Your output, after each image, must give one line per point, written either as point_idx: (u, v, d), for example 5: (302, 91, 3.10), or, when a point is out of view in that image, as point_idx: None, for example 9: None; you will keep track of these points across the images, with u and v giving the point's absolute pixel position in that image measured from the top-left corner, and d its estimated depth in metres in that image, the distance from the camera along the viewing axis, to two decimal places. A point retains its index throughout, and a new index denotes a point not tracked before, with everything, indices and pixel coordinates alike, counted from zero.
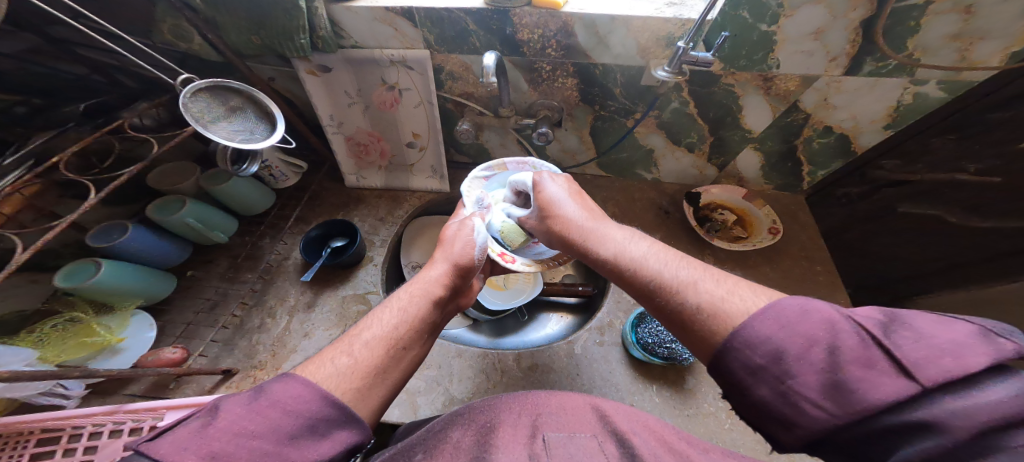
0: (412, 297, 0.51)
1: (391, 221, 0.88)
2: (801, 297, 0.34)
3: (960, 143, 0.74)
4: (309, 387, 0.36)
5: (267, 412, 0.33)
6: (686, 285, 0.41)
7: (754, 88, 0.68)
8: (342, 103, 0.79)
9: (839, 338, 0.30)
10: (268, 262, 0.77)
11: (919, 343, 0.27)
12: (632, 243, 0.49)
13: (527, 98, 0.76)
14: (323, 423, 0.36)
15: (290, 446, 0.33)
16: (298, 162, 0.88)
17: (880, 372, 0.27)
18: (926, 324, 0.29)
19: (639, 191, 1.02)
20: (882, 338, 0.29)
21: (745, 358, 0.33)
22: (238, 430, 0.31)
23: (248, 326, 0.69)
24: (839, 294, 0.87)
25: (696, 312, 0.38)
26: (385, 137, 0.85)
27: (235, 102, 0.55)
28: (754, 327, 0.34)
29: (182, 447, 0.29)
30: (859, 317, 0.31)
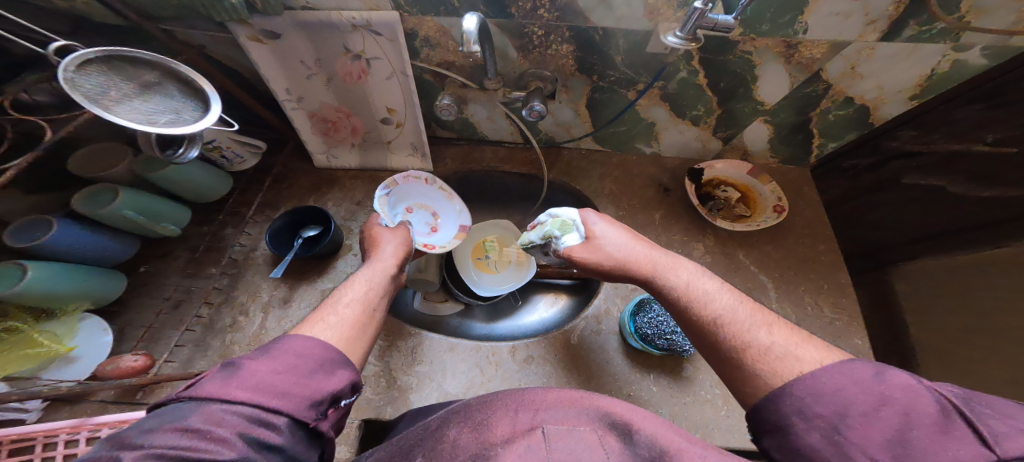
0: (373, 271, 0.54)
1: (369, 205, 0.82)
2: (880, 363, 0.36)
3: (987, 113, 0.69)
4: (313, 340, 0.39)
5: (282, 356, 0.35)
6: (751, 329, 0.44)
7: (774, 56, 0.60)
8: (299, 75, 0.68)
9: (914, 400, 0.31)
10: (230, 256, 0.72)
11: (1008, 419, 0.28)
12: (702, 279, 0.52)
13: (516, 67, 0.67)
14: (331, 362, 0.38)
15: (312, 378, 0.35)
16: (255, 142, 0.79)
17: (958, 438, 0.28)
18: (1023, 409, 0.29)
19: (637, 166, 0.95)
20: (971, 408, 0.29)
21: (804, 405, 0.35)
22: (266, 369, 0.33)
23: (218, 325, 0.66)
24: (840, 275, 0.85)
25: (768, 351, 0.41)
26: (356, 113, 0.75)
27: (150, 77, 0.47)
28: (822, 377, 0.36)
29: (216, 389, 0.30)
30: (952, 390, 0.32)
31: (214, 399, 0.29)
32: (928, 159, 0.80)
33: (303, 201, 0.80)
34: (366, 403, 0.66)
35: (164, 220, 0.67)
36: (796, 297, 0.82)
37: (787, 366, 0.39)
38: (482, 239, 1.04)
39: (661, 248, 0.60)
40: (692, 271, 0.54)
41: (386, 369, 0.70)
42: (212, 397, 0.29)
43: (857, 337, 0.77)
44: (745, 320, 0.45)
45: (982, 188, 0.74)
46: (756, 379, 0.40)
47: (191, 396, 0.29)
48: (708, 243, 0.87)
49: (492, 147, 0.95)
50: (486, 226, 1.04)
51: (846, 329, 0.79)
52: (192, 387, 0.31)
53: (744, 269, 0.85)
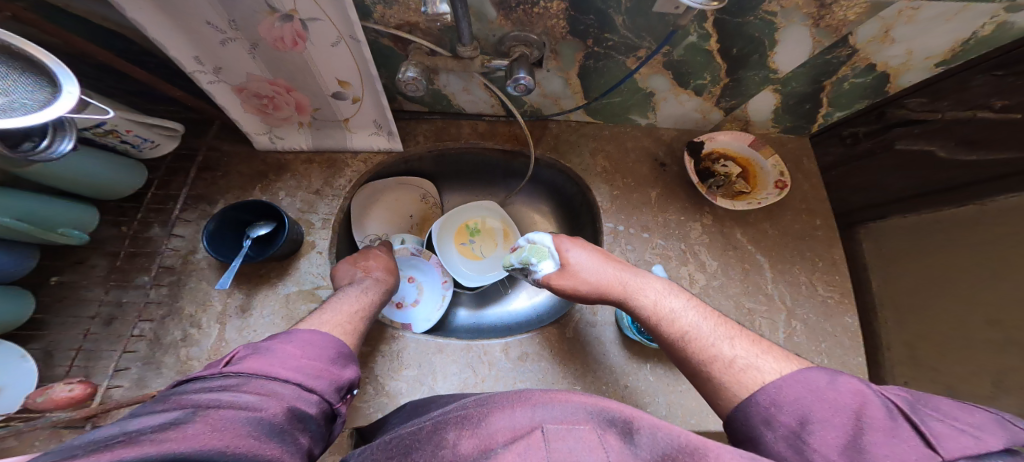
0: (365, 285, 0.64)
1: (330, 193, 0.73)
2: (832, 372, 0.39)
3: (1003, 81, 0.64)
4: (329, 335, 0.47)
5: (309, 344, 0.43)
6: (713, 342, 0.48)
7: (802, 18, 0.50)
8: (210, 40, 0.51)
9: (866, 405, 0.34)
10: (167, 261, 0.63)
11: (944, 422, 0.31)
12: (669, 297, 0.57)
13: (495, 29, 0.56)
14: (343, 357, 0.46)
15: (332, 367, 0.43)
16: (170, 124, 0.63)
17: (903, 439, 0.30)
18: (953, 410, 0.33)
19: (631, 139, 0.87)
20: (910, 411, 0.33)
21: (771, 414, 0.38)
22: (299, 354, 0.41)
23: (167, 339, 0.59)
24: (834, 251, 0.83)
25: (732, 364, 0.45)
26: (296, 87, 0.62)
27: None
28: (782, 389, 0.38)
29: (264, 361, 0.37)
30: (891, 394, 0.35)
31: (257, 373, 0.36)
32: (931, 126, 0.78)
33: (247, 191, 0.71)
34: (349, 411, 0.62)
35: (62, 226, 0.53)
36: (791, 277, 0.80)
37: (753, 376, 0.42)
38: (465, 222, 0.97)
39: (635, 268, 0.65)
40: (659, 290, 0.59)
41: (369, 377, 0.65)
42: (254, 370, 0.36)
43: (848, 315, 0.78)
44: (706, 335, 0.49)
45: (966, 152, 0.75)
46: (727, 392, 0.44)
47: (235, 370, 0.35)
48: (705, 223, 0.83)
49: (470, 121, 0.83)
50: (470, 207, 0.97)
51: (836, 307, 0.79)
52: (231, 363, 0.37)
53: (741, 248, 0.82)
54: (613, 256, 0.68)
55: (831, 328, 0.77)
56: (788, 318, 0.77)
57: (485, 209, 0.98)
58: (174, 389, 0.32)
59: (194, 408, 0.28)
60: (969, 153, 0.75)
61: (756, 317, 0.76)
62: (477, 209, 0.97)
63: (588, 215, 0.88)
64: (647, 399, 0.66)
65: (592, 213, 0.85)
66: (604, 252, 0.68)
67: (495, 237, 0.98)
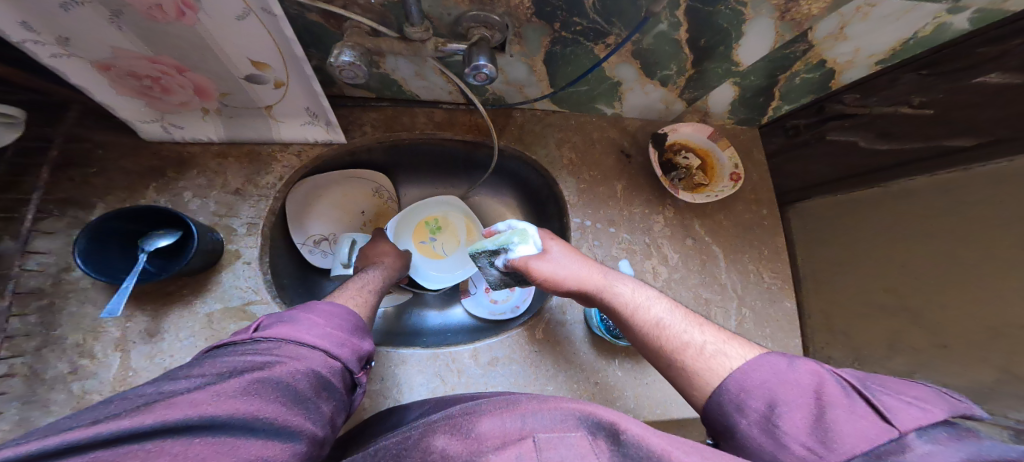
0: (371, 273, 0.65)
1: (250, 193, 0.63)
2: (791, 354, 0.39)
3: (925, 80, 0.70)
4: (348, 309, 0.50)
5: (331, 317, 0.46)
6: (678, 330, 0.48)
7: (770, 10, 0.49)
8: (47, 5, 0.37)
9: (825, 385, 0.35)
10: (38, 282, 0.50)
11: (891, 395, 0.33)
12: (641, 290, 0.56)
13: (452, 7, 0.48)
14: (361, 328, 0.49)
15: (354, 338, 0.47)
16: (5, 110, 0.46)
17: (861, 415, 0.31)
18: (896, 385, 0.35)
19: (597, 130, 0.85)
20: (861, 386, 0.34)
21: (741, 400, 0.38)
22: (322, 325, 0.44)
23: (48, 374, 0.48)
24: (779, 238, 0.89)
25: (696, 353, 0.44)
26: (191, 67, 0.50)
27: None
28: (751, 373, 0.39)
29: (291, 330, 0.41)
30: (843, 372, 0.36)
31: (288, 339, 0.39)
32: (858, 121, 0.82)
33: (136, 192, 0.58)
34: None
35: None
36: (742, 266, 0.85)
37: (721, 362, 0.42)
38: (424, 219, 0.90)
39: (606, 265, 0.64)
40: (631, 282, 0.58)
41: None
42: (286, 339, 0.39)
43: (787, 299, 0.84)
44: (672, 324, 0.49)
45: (882, 144, 0.79)
46: (702, 383, 0.42)
47: (266, 335, 0.39)
48: (667, 215, 0.84)
49: (426, 108, 0.75)
50: (430, 203, 0.90)
51: (778, 292, 0.84)
52: (260, 331, 0.40)
53: (698, 239, 0.84)
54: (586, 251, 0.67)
55: (774, 313, 0.82)
56: (739, 305, 0.81)
57: (445, 205, 0.91)
58: (212, 351, 0.36)
59: (227, 372, 0.32)
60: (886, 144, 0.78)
61: (712, 306, 0.80)
62: (437, 205, 0.91)
63: (555, 207, 0.85)
64: (617, 394, 0.66)
65: (562, 206, 0.82)
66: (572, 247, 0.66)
67: (455, 234, 0.92)
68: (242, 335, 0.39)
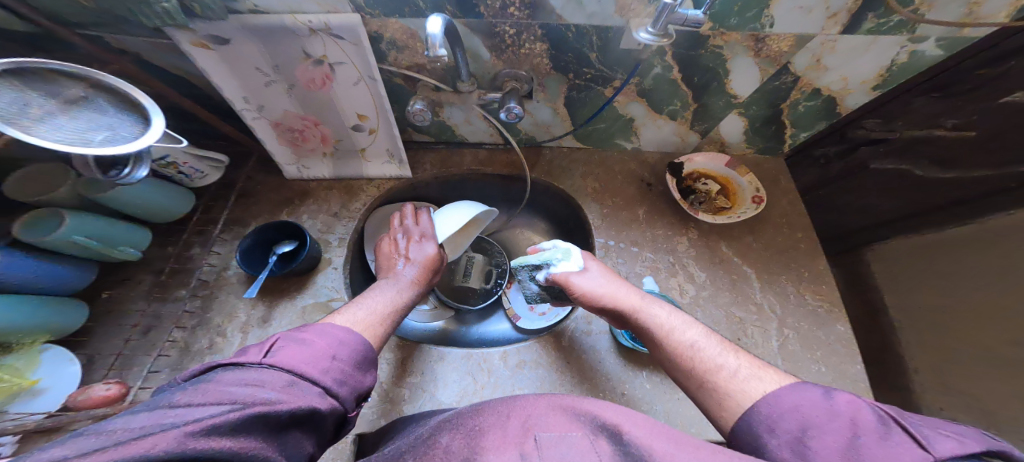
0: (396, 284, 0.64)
1: (347, 216, 0.79)
2: (830, 387, 0.38)
3: (942, 101, 0.72)
4: (360, 333, 0.46)
5: (342, 344, 0.43)
6: (710, 356, 0.48)
7: (744, 50, 0.62)
8: (256, 83, 0.62)
9: (859, 414, 0.33)
10: (202, 276, 0.68)
11: (931, 429, 0.30)
12: (673, 316, 0.57)
13: (490, 68, 0.66)
14: (370, 358, 0.46)
15: (359, 372, 0.43)
16: (217, 157, 0.71)
17: (895, 442, 0.29)
18: (937, 422, 0.32)
19: (619, 163, 0.95)
20: (900, 419, 0.32)
21: (772, 421, 0.37)
22: (330, 353, 0.40)
23: (195, 347, 0.63)
24: (819, 262, 0.85)
25: (726, 385, 0.44)
26: (323, 121, 0.72)
27: (76, 92, 0.43)
28: (785, 397, 0.38)
29: (297, 357, 0.37)
30: (882, 406, 0.34)
31: (292, 370, 0.35)
32: (894, 144, 0.84)
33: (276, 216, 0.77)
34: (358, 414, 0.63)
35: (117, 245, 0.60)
36: (779, 287, 0.82)
37: (753, 386, 0.42)
38: None
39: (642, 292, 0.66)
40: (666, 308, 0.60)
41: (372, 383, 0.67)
42: (292, 370, 0.35)
43: (839, 323, 0.77)
44: (708, 352, 0.49)
45: (943, 171, 0.80)
46: (729, 402, 0.43)
47: (274, 362, 0.35)
48: (692, 237, 0.87)
49: (472, 149, 0.92)
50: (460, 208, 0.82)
51: (826, 316, 0.79)
52: (271, 352, 0.37)
53: (726, 260, 0.85)
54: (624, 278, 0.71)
55: (824, 337, 0.76)
56: (780, 326, 0.77)
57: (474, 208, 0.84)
58: (212, 374, 0.33)
59: (231, 404, 0.28)
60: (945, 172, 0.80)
61: (748, 325, 0.78)
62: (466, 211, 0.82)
63: (581, 233, 0.94)
64: (646, 407, 0.66)
65: (586, 232, 0.91)
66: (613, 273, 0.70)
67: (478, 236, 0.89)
68: (246, 359, 0.35)
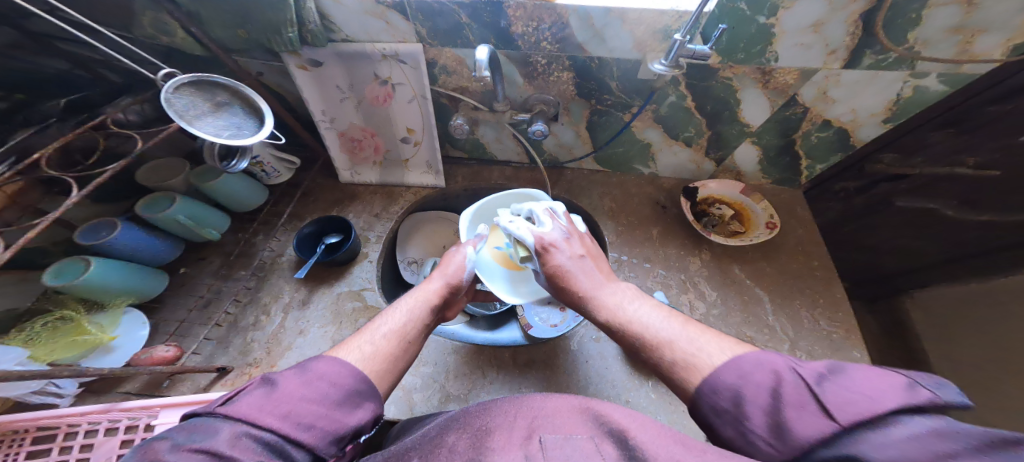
0: (414, 299, 0.54)
1: (386, 217, 0.87)
2: (758, 352, 0.38)
3: (958, 137, 0.72)
4: (345, 365, 0.42)
5: (318, 382, 0.39)
6: (665, 342, 0.44)
7: (752, 82, 0.69)
8: (334, 98, 0.78)
9: (786, 385, 0.34)
10: (261, 259, 0.77)
11: (847, 392, 0.31)
12: (630, 304, 0.50)
13: (522, 93, 0.76)
14: (360, 394, 0.41)
15: (340, 411, 0.39)
16: (291, 159, 0.86)
17: (807, 413, 0.31)
18: (863, 376, 0.32)
19: (635, 186, 1.00)
20: (816, 386, 0.33)
21: (712, 402, 0.37)
22: (300, 395, 0.37)
23: (242, 323, 0.70)
24: (835, 289, 0.84)
25: (672, 366, 0.42)
26: (379, 133, 0.85)
27: (222, 97, 0.54)
28: (720, 378, 0.38)
29: (254, 407, 0.34)
30: (805, 371, 0.35)
31: (242, 421, 0.33)
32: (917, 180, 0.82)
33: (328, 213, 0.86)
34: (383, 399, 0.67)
35: (207, 226, 0.73)
36: (792, 311, 0.81)
37: (701, 366, 0.40)
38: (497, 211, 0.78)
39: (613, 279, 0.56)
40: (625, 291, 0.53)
41: None
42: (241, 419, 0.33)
43: (856, 350, 0.75)
44: (663, 330, 0.45)
45: (975, 214, 0.80)
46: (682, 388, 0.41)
47: (226, 414, 0.33)
48: (704, 258, 0.89)
49: (499, 166, 1.00)
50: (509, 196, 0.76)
51: (843, 342, 0.76)
52: (231, 401, 0.35)
53: (740, 282, 0.85)
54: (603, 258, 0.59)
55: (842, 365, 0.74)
56: (792, 348, 0.76)
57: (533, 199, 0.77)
58: (171, 427, 0.32)
59: None
60: (978, 213, 0.80)
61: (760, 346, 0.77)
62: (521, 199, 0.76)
63: (598, 249, 0.98)
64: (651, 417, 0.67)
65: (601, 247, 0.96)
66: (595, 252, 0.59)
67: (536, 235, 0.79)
68: (204, 408, 0.34)
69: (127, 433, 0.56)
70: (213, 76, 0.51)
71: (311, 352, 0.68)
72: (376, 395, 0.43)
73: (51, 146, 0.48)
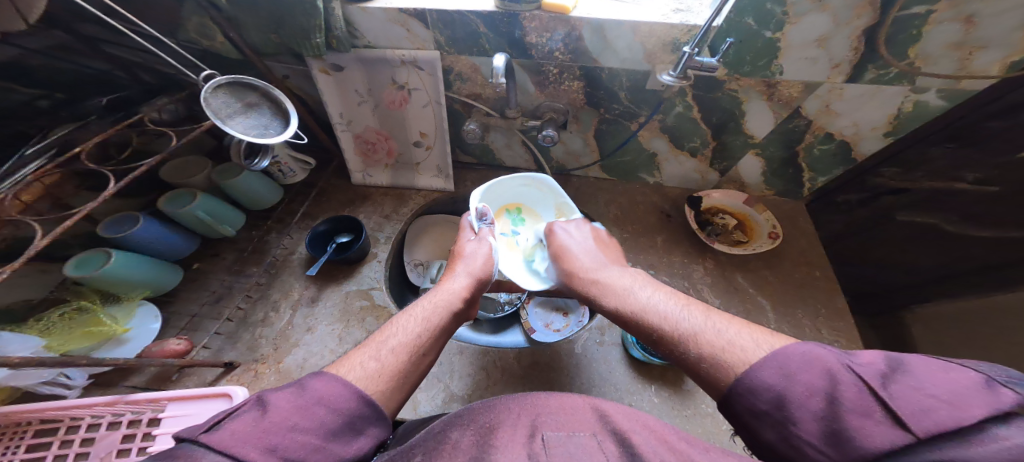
0: (434, 306, 0.55)
1: (396, 218, 0.89)
2: (805, 346, 0.36)
3: (958, 152, 0.72)
4: (346, 387, 0.39)
5: (314, 409, 0.36)
6: (690, 335, 0.44)
7: (758, 94, 0.71)
8: (352, 101, 0.81)
9: (840, 384, 0.32)
10: (273, 256, 0.79)
11: (915, 393, 0.29)
12: (638, 292, 0.54)
13: (534, 100, 0.78)
14: (360, 420, 0.39)
15: (334, 443, 0.36)
16: (306, 159, 0.88)
17: (876, 421, 0.29)
18: (930, 375, 0.29)
19: (641, 194, 1.01)
20: (880, 388, 0.30)
21: (750, 403, 0.36)
22: (292, 424, 0.34)
23: (251, 319, 0.71)
24: (836, 300, 0.84)
25: (701, 361, 0.42)
26: (392, 136, 0.87)
27: (252, 98, 0.56)
28: (757, 375, 0.37)
29: (241, 437, 0.31)
30: (861, 368, 0.33)
31: (227, 453, 0.29)
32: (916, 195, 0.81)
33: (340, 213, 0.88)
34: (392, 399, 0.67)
35: (223, 223, 0.75)
36: (794, 320, 0.81)
37: (739, 357, 0.39)
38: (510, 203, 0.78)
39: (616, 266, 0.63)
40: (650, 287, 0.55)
41: None
42: (224, 451, 0.29)
43: None
44: (685, 324, 0.46)
45: (980, 229, 0.76)
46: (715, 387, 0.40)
47: (210, 443, 0.29)
48: (708, 266, 0.89)
49: (508, 172, 1.01)
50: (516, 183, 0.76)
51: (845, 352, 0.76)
52: (219, 425, 0.31)
53: (742, 290, 0.85)
54: (607, 249, 0.68)
55: None
56: None
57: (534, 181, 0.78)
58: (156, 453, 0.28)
59: None
60: (981, 229, 0.76)
61: None
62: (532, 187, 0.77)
63: None
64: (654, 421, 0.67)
65: None
66: (605, 241, 0.70)
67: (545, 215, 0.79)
68: (188, 433, 0.30)
69: (130, 427, 0.55)
70: (249, 78, 0.54)
71: (318, 349, 0.68)
72: (377, 420, 0.40)
73: (93, 141, 0.51)
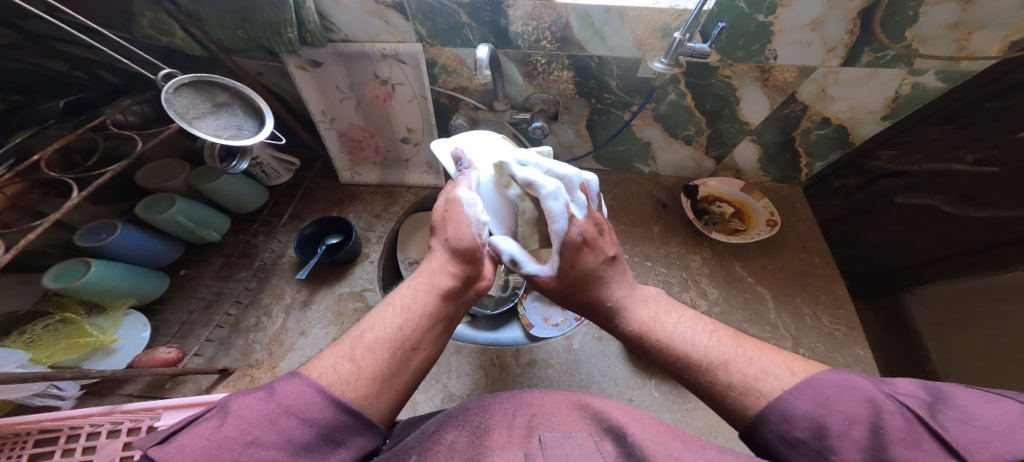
0: (415, 290, 0.48)
1: (386, 217, 0.88)
2: (840, 374, 0.36)
3: (957, 133, 0.70)
4: (319, 393, 0.36)
5: (277, 419, 0.33)
6: (718, 363, 0.40)
7: (752, 80, 0.69)
8: (334, 98, 0.79)
9: (882, 416, 0.32)
10: (262, 260, 0.78)
11: (958, 421, 0.29)
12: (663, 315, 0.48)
13: (523, 91, 0.76)
14: (336, 429, 0.36)
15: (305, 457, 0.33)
16: (290, 159, 0.87)
17: (925, 451, 0.28)
18: (972, 404, 0.30)
19: (636, 184, 0.99)
20: (928, 419, 0.30)
21: (784, 432, 0.35)
22: (250, 438, 0.31)
23: (243, 324, 0.70)
24: (835, 287, 0.83)
25: (728, 390, 0.39)
26: (378, 132, 0.85)
27: (222, 98, 0.54)
28: (793, 401, 0.35)
29: (192, 452, 0.29)
30: (903, 397, 0.33)
31: None
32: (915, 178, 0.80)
33: (328, 214, 0.87)
34: None
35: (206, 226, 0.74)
36: (793, 308, 0.80)
37: (771, 384, 0.37)
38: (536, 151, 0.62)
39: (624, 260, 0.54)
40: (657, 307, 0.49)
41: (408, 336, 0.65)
42: None
43: (858, 346, 0.74)
44: (713, 351, 0.41)
45: (976, 209, 0.75)
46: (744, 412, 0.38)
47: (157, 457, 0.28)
48: (705, 256, 0.87)
49: None
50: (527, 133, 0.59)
51: (845, 339, 0.75)
52: (178, 432, 0.31)
53: (741, 280, 0.84)
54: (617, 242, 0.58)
55: (841, 359, 0.73)
56: (794, 344, 0.75)
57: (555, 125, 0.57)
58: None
59: None
60: (981, 210, 0.74)
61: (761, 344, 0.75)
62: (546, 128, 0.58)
63: None
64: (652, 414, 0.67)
65: None
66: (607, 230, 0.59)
67: None
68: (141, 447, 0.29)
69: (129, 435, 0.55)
70: (216, 77, 0.51)
71: (313, 352, 0.68)
72: (358, 425, 0.37)
73: (51, 148, 0.48)
